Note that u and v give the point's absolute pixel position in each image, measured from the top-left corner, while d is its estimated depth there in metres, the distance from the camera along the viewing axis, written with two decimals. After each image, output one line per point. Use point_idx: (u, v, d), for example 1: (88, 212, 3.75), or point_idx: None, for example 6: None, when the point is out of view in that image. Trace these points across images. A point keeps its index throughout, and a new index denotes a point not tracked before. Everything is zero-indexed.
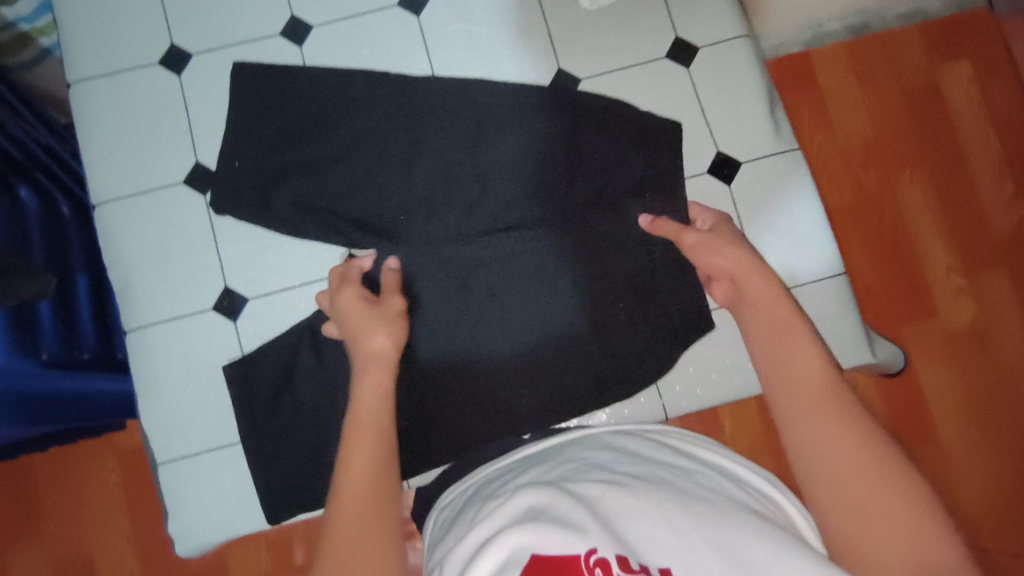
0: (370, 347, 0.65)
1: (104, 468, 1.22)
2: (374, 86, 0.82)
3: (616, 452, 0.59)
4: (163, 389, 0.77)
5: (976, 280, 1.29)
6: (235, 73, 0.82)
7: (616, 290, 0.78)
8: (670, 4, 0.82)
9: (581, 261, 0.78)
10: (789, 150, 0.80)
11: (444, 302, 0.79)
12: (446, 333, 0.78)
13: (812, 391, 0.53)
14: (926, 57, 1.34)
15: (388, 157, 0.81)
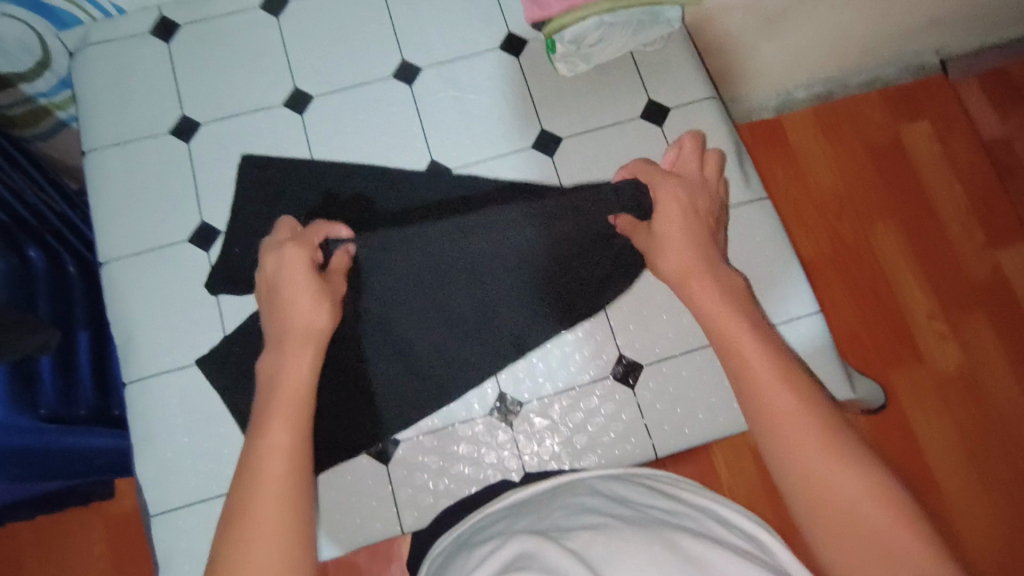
0: (302, 321, 0.63)
1: (93, 534, 1.19)
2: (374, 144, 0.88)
3: (605, 498, 0.60)
4: (160, 440, 0.78)
5: (957, 324, 1.33)
6: (243, 164, 0.87)
7: (567, 281, 0.80)
8: (643, 71, 0.90)
9: (552, 271, 0.79)
10: (759, 199, 0.85)
11: (409, 301, 0.78)
12: (417, 349, 0.80)
13: (777, 397, 0.53)
14: (887, 118, 1.44)
15: (391, 193, 0.87)
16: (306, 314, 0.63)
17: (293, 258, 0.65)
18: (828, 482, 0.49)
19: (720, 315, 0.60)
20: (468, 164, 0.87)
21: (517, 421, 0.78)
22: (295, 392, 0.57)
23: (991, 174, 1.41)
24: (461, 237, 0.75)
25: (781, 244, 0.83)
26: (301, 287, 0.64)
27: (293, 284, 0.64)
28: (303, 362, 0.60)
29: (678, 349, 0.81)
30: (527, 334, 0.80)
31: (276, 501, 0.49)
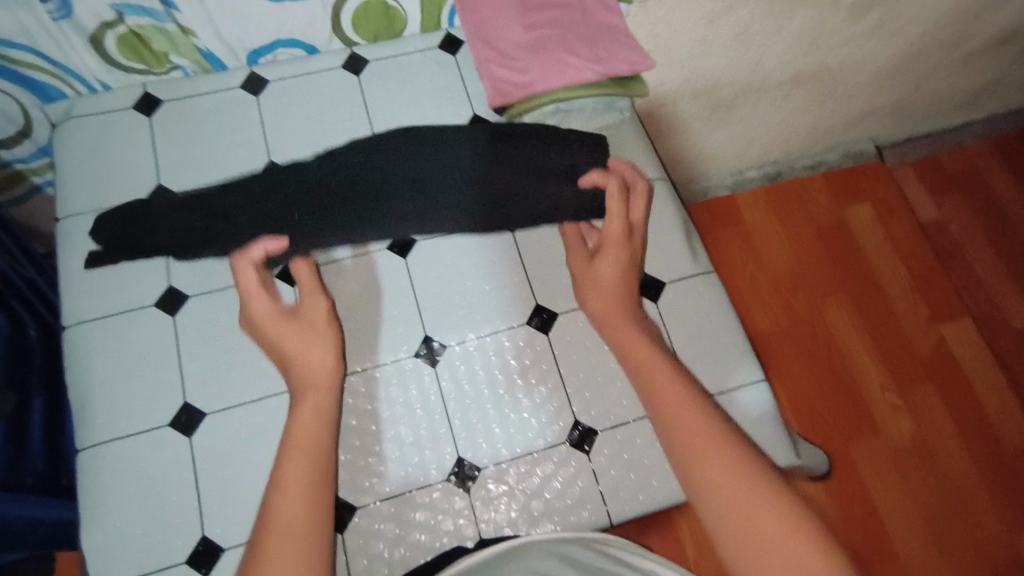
0: (306, 365, 0.73)
1: None
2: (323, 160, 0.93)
3: (552, 562, 0.61)
4: (110, 509, 0.77)
5: (908, 396, 1.39)
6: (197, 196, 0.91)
7: (499, 197, 0.91)
8: None
9: (490, 183, 0.91)
10: (706, 272, 0.91)
11: (354, 215, 0.89)
12: (357, 233, 0.89)
13: (703, 445, 0.62)
14: (831, 200, 1.55)
15: (350, 150, 0.94)
16: (297, 357, 0.74)
17: (268, 313, 0.77)
18: (750, 519, 0.56)
19: (663, 388, 0.68)
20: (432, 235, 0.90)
21: (473, 487, 0.79)
22: (306, 435, 0.68)
23: (929, 253, 1.51)
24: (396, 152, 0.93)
25: (727, 315, 0.88)
26: (286, 331, 0.75)
27: (280, 332, 0.76)
28: (314, 403, 0.71)
29: (632, 415, 0.83)
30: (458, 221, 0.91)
31: (295, 517, 0.61)
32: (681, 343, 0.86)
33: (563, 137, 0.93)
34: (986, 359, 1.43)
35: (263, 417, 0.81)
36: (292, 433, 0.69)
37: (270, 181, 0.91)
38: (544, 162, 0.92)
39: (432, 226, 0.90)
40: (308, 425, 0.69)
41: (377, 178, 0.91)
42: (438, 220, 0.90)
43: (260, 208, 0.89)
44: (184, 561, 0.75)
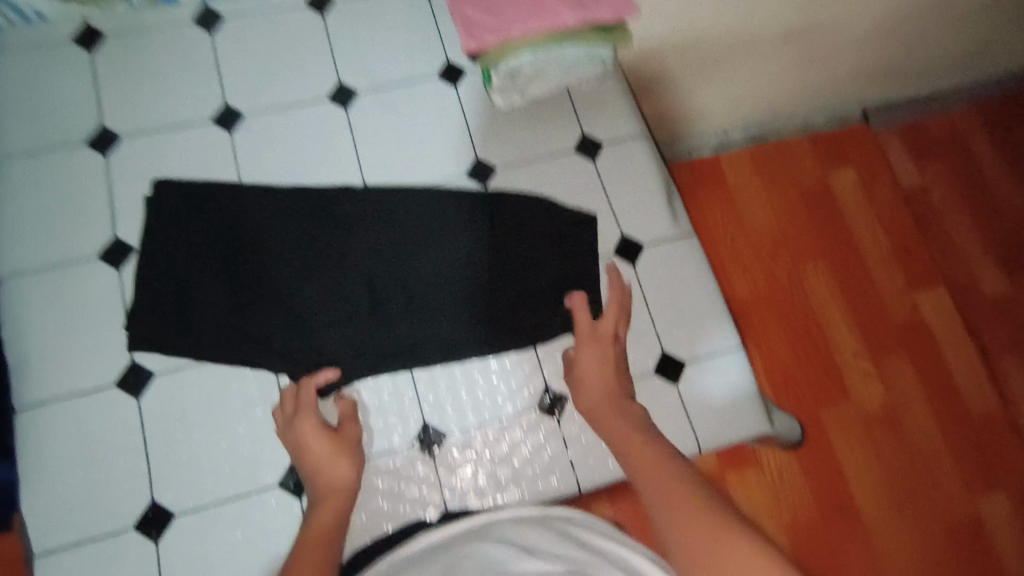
0: (329, 480, 0.65)
1: None
2: (314, 229, 0.83)
3: (512, 548, 0.58)
4: (52, 472, 0.72)
5: (881, 363, 1.39)
6: (155, 204, 0.83)
7: (511, 303, 0.81)
8: (577, 106, 0.92)
9: (501, 283, 0.82)
10: (687, 236, 0.87)
11: (354, 327, 0.79)
12: (354, 330, 0.79)
13: (698, 528, 0.51)
14: (816, 163, 1.51)
15: (346, 231, 0.83)
16: (327, 468, 0.65)
17: (307, 426, 0.69)
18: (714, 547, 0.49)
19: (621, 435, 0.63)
20: (400, 189, 0.86)
21: (438, 453, 0.76)
22: (322, 535, 0.59)
23: (908, 219, 1.50)
24: (401, 240, 0.83)
25: (707, 280, 0.85)
26: (318, 440, 0.67)
27: (311, 444, 0.67)
28: (332, 508, 0.62)
29: None
30: (462, 330, 0.80)
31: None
32: (658, 309, 0.83)
33: (561, 236, 0.85)
34: (960, 327, 1.43)
35: (217, 378, 0.77)
36: (308, 527, 0.60)
37: (233, 271, 0.80)
38: (542, 263, 0.84)
39: (439, 333, 0.79)
40: (326, 517, 0.61)
41: (362, 281, 0.81)
42: (445, 328, 0.80)
43: (224, 317, 0.78)
44: (132, 527, 0.72)
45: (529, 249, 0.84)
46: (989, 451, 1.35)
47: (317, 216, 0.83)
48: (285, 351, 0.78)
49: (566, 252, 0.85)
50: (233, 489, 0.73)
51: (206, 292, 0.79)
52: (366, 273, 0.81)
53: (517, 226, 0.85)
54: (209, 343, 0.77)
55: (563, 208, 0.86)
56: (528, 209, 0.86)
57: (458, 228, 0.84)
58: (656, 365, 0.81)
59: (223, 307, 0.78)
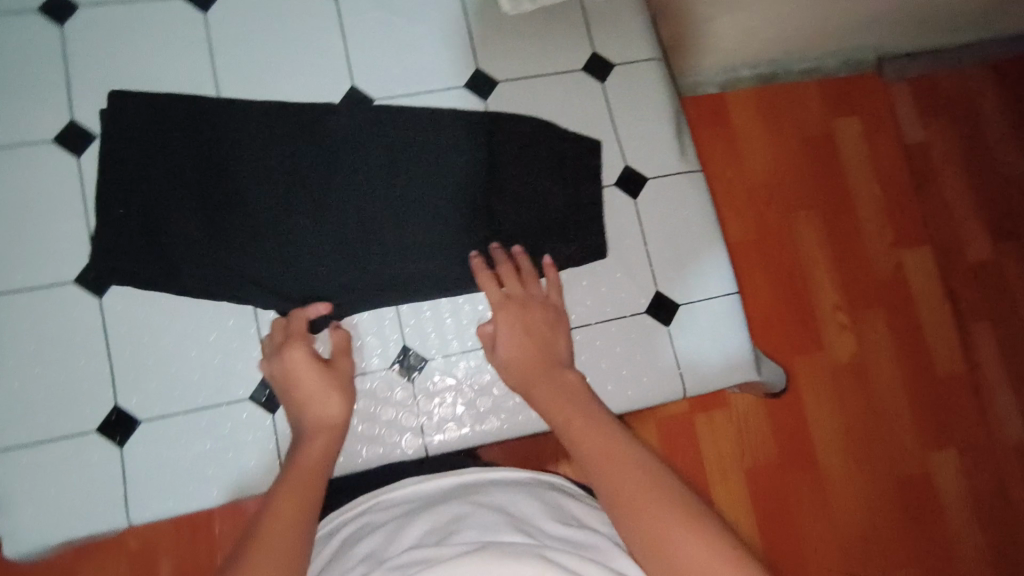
0: (318, 416, 0.65)
1: None
2: (293, 148, 0.76)
3: (498, 511, 0.56)
4: (6, 368, 0.68)
5: (858, 318, 1.33)
6: (106, 119, 0.74)
7: (515, 235, 0.78)
8: (590, 19, 0.84)
9: (505, 216, 0.78)
10: (693, 173, 0.82)
11: (343, 257, 0.74)
12: (347, 261, 0.74)
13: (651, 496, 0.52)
14: (822, 108, 1.40)
15: (330, 150, 0.77)
16: (316, 404, 0.65)
17: (296, 358, 0.68)
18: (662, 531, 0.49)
19: (563, 412, 0.62)
20: (391, 96, 0.79)
21: (418, 378, 0.73)
22: (309, 471, 0.59)
23: (906, 176, 1.41)
24: (388, 159, 0.77)
25: (709, 221, 0.81)
26: (308, 373, 0.67)
27: (299, 377, 0.67)
28: (321, 445, 0.63)
29: (593, 318, 0.77)
30: (465, 267, 0.76)
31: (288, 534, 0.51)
32: (655, 247, 0.80)
33: (562, 160, 0.80)
34: (940, 289, 1.37)
35: (185, 286, 0.72)
36: (298, 462, 0.60)
37: (205, 195, 0.73)
38: (545, 195, 0.79)
39: (437, 264, 0.75)
40: (315, 455, 0.61)
41: (348, 212, 0.75)
42: (443, 258, 0.76)
43: (202, 250, 0.72)
44: (94, 430, 0.69)
45: (529, 175, 0.79)
46: (952, 415, 1.33)
47: (293, 133, 0.76)
48: (270, 286, 0.73)
49: (570, 179, 0.80)
50: (202, 399, 0.70)
51: (177, 217, 0.73)
52: (354, 197, 0.76)
53: (519, 152, 0.80)
54: (187, 274, 0.72)
55: (574, 134, 0.81)
56: (531, 129, 0.80)
57: (453, 152, 0.78)
58: (648, 305, 0.78)
59: (198, 239, 0.72)
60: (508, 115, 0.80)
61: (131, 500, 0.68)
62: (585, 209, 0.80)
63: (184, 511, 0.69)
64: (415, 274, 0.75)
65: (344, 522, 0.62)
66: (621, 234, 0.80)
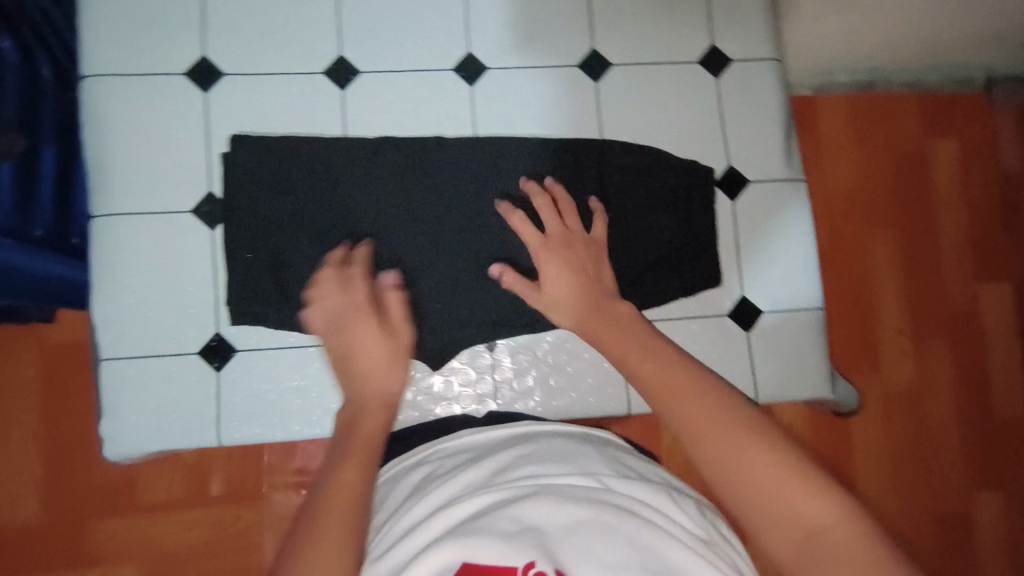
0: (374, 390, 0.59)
1: (23, 361, 1.01)
2: (403, 174, 0.76)
3: (557, 454, 0.59)
4: (123, 283, 0.73)
5: (920, 346, 1.26)
6: (233, 146, 0.75)
7: (632, 274, 0.77)
8: (713, 10, 0.82)
9: (625, 262, 0.77)
10: (796, 182, 0.81)
11: (454, 285, 0.76)
12: (463, 294, 0.76)
13: (718, 421, 0.48)
14: (919, 125, 1.27)
15: (439, 181, 0.77)
16: (379, 379, 0.60)
17: (363, 330, 0.62)
18: (742, 464, 0.46)
19: (628, 350, 0.56)
20: (505, 67, 0.79)
21: (501, 346, 0.77)
22: (369, 437, 0.56)
23: (1000, 205, 1.30)
24: (501, 190, 0.77)
25: (805, 234, 0.80)
26: (372, 346, 0.61)
27: (364, 351, 0.61)
28: (380, 416, 0.58)
29: (675, 314, 0.78)
30: None
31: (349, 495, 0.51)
32: (748, 252, 0.79)
33: (675, 194, 0.78)
34: (1016, 326, 1.29)
35: (289, 230, 0.75)
36: (356, 425, 0.57)
37: (320, 232, 0.75)
38: (657, 227, 0.78)
39: None
40: (377, 423, 0.57)
41: (461, 246, 0.76)
42: None
43: None
44: (196, 352, 0.74)
45: (643, 207, 0.78)
46: (1002, 455, 1.27)
47: (409, 116, 0.78)
48: None
49: (683, 212, 0.78)
50: (293, 338, 0.75)
51: (297, 251, 0.74)
52: (463, 231, 0.77)
53: (634, 184, 0.78)
54: None
55: (688, 160, 0.79)
56: (645, 155, 0.78)
57: (564, 184, 0.77)
58: (731, 308, 0.79)
59: (319, 281, 0.74)
60: (620, 141, 0.79)
61: (222, 422, 0.73)
62: (699, 244, 0.78)
63: (269, 440, 0.73)
64: (528, 307, 0.76)
65: (414, 467, 0.63)
66: (716, 234, 0.79)
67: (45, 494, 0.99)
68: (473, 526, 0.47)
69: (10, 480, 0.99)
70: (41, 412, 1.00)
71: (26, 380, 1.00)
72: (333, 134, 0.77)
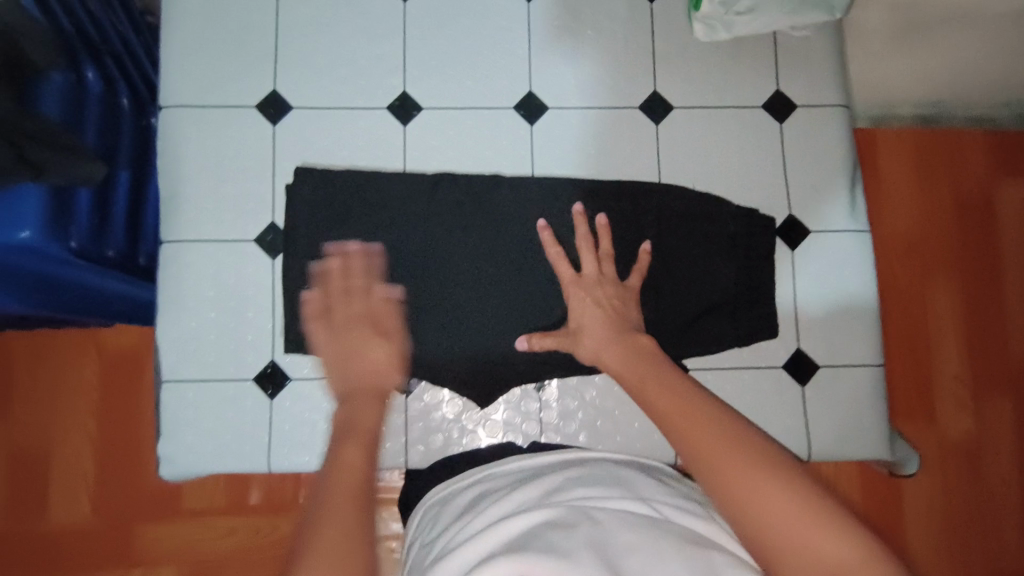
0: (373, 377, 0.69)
1: (84, 363, 1.04)
2: (461, 210, 0.77)
3: (605, 479, 0.60)
4: (187, 308, 0.75)
5: (981, 397, 1.16)
6: (297, 176, 0.77)
7: (687, 321, 0.75)
8: (780, 55, 0.81)
9: (680, 307, 0.76)
10: (861, 232, 0.79)
11: (507, 323, 0.76)
12: (515, 333, 0.76)
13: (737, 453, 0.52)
14: (986, 163, 1.18)
15: (496, 218, 0.77)
16: (379, 377, 0.69)
17: (366, 338, 0.71)
18: (748, 486, 0.50)
19: (650, 387, 0.61)
20: (566, 107, 0.80)
21: (549, 386, 0.78)
22: (368, 425, 0.63)
23: None
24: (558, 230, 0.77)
25: (868, 287, 0.78)
26: (378, 354, 0.70)
27: (369, 354, 0.70)
28: (376, 408, 0.66)
29: (727, 363, 0.76)
30: None
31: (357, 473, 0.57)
32: (806, 304, 0.77)
33: (734, 241, 0.77)
34: None
35: None
36: (354, 422, 0.64)
37: (377, 265, 0.76)
38: (714, 274, 0.76)
39: None
40: (372, 414, 0.65)
41: (515, 284, 0.77)
42: None
43: None
44: (252, 378, 0.76)
45: (700, 254, 0.76)
46: None
47: (468, 153, 0.79)
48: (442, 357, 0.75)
49: (742, 260, 0.77)
50: None
51: None
52: (518, 269, 0.77)
53: (692, 229, 0.77)
54: None
55: (748, 207, 0.78)
56: (704, 200, 0.77)
57: (622, 227, 0.77)
58: (786, 360, 0.77)
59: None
60: (679, 186, 0.78)
61: (273, 448, 0.75)
62: (758, 293, 0.77)
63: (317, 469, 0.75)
64: None
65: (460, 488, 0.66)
66: (775, 283, 0.77)
67: (98, 494, 1.02)
68: (531, 544, 0.49)
69: (66, 479, 1.02)
70: (98, 415, 1.03)
71: (87, 385, 1.04)
72: (394, 168, 0.78)
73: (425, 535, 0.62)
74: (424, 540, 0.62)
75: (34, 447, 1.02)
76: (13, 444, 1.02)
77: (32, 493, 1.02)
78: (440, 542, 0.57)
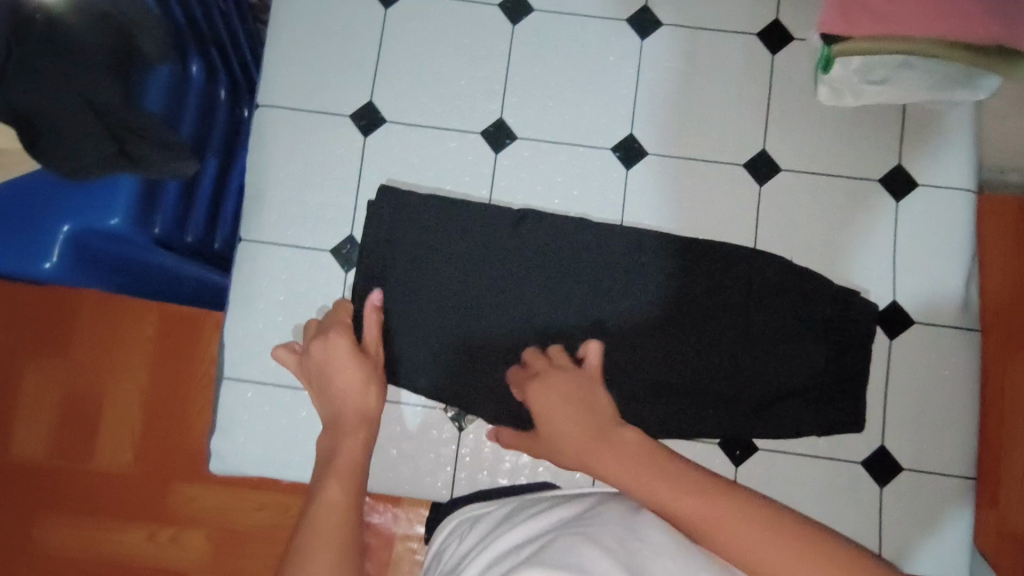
0: (351, 404, 0.63)
1: (144, 322, 1.03)
2: (539, 250, 0.73)
3: None
4: (255, 309, 0.75)
5: None
6: (380, 194, 0.74)
7: (760, 401, 0.71)
8: (906, 128, 0.75)
9: (755, 385, 0.71)
10: (972, 330, 0.72)
11: None
12: None
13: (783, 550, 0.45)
14: None
15: (576, 264, 0.73)
16: (354, 397, 0.63)
17: (337, 346, 0.65)
18: None
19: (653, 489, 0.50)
20: (666, 154, 0.76)
21: None
22: (351, 462, 0.59)
23: None
24: (640, 286, 0.73)
25: (972, 392, 0.72)
26: (347, 364, 0.64)
27: (340, 367, 0.64)
28: (359, 437, 0.61)
29: (799, 448, 0.72)
30: (700, 430, 0.71)
31: (338, 526, 0.54)
32: (897, 400, 0.72)
33: (827, 324, 0.71)
34: None
35: (415, 288, 0.73)
36: (336, 453, 0.60)
37: (445, 294, 0.73)
38: (797, 355, 0.71)
39: (667, 413, 0.71)
40: (355, 447, 0.60)
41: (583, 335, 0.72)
42: (669, 402, 0.71)
43: (441, 347, 0.73)
44: None
45: (788, 334, 0.71)
46: None
47: (557, 191, 0.76)
48: (500, 398, 0.72)
49: (832, 346, 0.71)
50: (401, 394, 0.75)
51: (422, 309, 0.73)
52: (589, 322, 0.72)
53: (779, 306, 0.72)
54: (426, 368, 0.73)
55: (849, 286, 0.73)
56: (800, 272, 0.72)
57: (705, 292, 0.72)
58: (867, 456, 0.72)
59: (432, 354, 0.73)
60: (775, 253, 0.73)
61: None
62: (845, 382, 0.71)
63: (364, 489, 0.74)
64: (642, 415, 0.71)
65: (486, 513, 0.63)
66: (865, 373, 0.72)
67: (143, 450, 1.01)
68: (562, 561, 0.44)
69: (116, 428, 1.02)
70: (151, 372, 1.02)
71: (145, 339, 1.03)
72: (480, 195, 0.76)
73: (454, 548, 0.60)
74: (452, 552, 0.59)
75: (89, 395, 1.02)
76: (68, 390, 1.02)
77: (82, 440, 1.02)
78: (465, 566, 0.53)
